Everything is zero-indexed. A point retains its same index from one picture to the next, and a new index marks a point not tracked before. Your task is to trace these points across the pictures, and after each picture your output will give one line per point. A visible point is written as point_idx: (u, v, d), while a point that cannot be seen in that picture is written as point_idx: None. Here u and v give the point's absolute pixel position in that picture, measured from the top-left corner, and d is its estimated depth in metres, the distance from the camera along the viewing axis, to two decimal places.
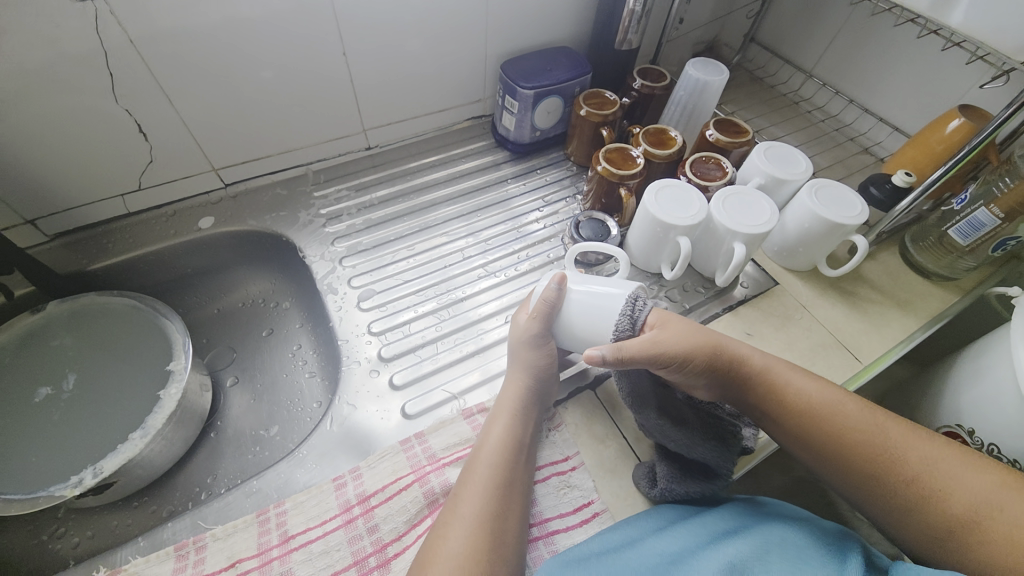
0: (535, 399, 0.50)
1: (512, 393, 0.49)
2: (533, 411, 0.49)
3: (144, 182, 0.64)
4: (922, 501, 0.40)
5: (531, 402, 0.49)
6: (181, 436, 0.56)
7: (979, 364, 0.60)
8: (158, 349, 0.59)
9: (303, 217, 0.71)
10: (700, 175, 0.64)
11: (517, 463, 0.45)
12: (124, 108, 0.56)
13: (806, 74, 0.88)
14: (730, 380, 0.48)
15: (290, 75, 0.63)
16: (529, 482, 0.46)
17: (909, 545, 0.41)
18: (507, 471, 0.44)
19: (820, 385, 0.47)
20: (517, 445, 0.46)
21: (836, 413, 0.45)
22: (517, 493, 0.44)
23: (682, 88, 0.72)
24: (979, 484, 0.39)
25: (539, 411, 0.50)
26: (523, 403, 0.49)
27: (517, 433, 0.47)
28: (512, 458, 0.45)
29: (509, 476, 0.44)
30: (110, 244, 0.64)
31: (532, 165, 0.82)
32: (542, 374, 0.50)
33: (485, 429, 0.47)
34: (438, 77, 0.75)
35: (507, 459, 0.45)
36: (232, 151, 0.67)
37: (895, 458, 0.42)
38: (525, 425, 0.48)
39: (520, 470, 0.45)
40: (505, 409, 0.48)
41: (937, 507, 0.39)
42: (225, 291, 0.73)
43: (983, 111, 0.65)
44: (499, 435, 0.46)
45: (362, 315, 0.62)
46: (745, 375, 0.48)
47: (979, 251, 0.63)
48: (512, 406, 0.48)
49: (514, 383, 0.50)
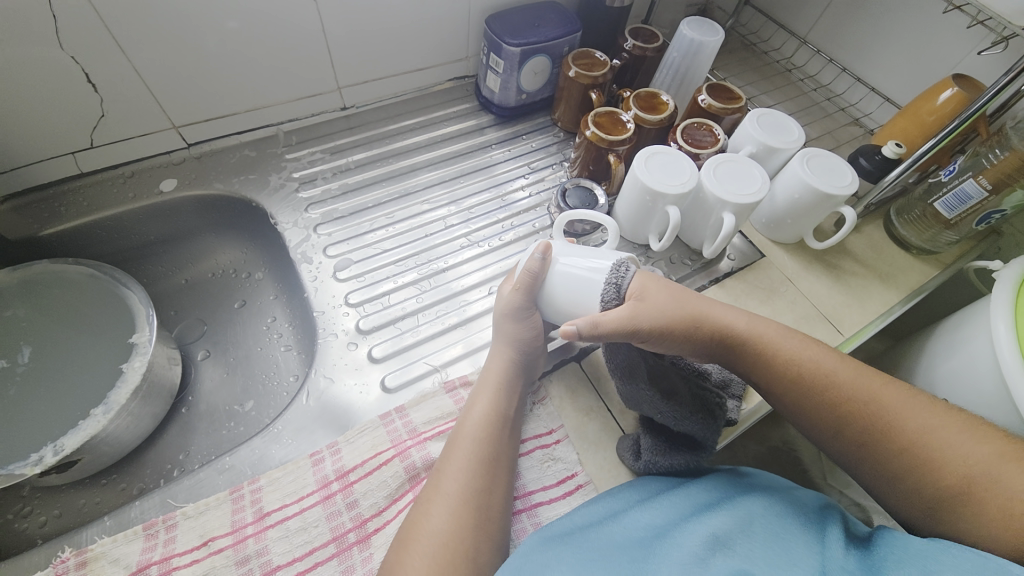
0: (519, 372, 0.49)
1: (498, 365, 0.48)
2: (517, 385, 0.48)
3: (96, 140, 0.59)
4: (915, 472, 0.40)
5: (515, 376, 0.49)
6: (150, 412, 0.53)
7: (956, 337, 0.61)
8: (121, 321, 0.55)
9: (275, 182, 0.67)
10: (691, 143, 0.62)
11: (501, 437, 0.44)
12: (70, 57, 0.50)
13: (800, 39, 0.85)
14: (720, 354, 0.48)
15: (257, 24, 0.58)
16: (513, 455, 0.45)
17: (898, 509, 0.42)
18: (491, 444, 0.43)
19: (820, 353, 0.46)
20: (501, 419, 0.45)
21: (834, 381, 0.44)
22: (502, 467, 0.43)
23: (675, 50, 0.68)
24: (977, 454, 0.39)
25: (524, 384, 0.50)
26: (506, 376, 0.48)
27: (501, 406, 0.46)
28: (497, 431, 0.44)
29: (494, 450, 0.43)
30: (62, 208, 0.59)
31: (518, 130, 0.78)
32: (526, 347, 0.49)
33: (469, 404, 0.46)
34: (419, 32, 0.70)
35: (492, 432, 0.44)
36: (193, 107, 0.62)
37: (889, 426, 0.42)
38: (509, 397, 0.47)
39: (505, 444, 0.45)
40: (489, 383, 0.47)
41: (929, 477, 0.39)
42: (193, 260, 0.69)
43: (976, 82, 0.64)
44: (483, 410, 0.45)
45: (339, 286, 0.59)
46: (742, 345, 0.47)
47: (963, 224, 0.63)
48: (496, 380, 0.47)
49: (498, 356, 0.49)
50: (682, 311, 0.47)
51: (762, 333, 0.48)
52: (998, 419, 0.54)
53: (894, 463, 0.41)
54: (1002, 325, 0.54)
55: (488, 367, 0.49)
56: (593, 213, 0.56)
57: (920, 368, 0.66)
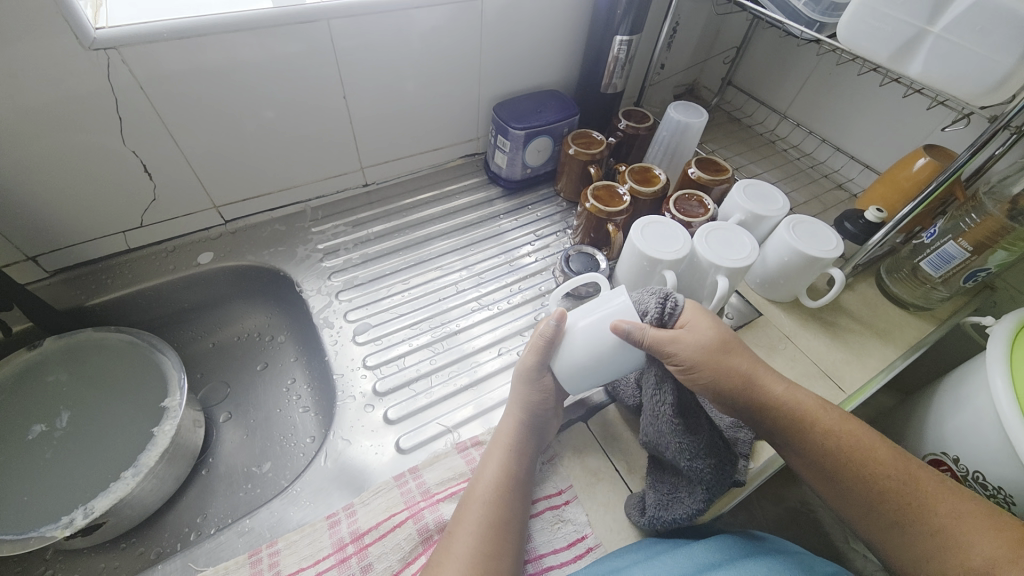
0: (531, 433, 0.50)
1: (508, 427, 0.50)
2: (530, 448, 0.49)
3: (146, 220, 0.65)
4: (942, 551, 0.40)
5: (528, 436, 0.50)
6: (173, 474, 0.55)
7: (962, 392, 0.62)
8: (155, 385, 0.59)
9: (301, 252, 0.73)
10: (683, 212, 0.67)
11: (512, 500, 0.45)
12: (131, 149, 0.58)
13: (781, 115, 0.93)
14: (756, 411, 0.48)
15: (292, 116, 0.66)
16: (525, 517, 0.46)
17: None
18: (501, 508, 0.44)
19: (852, 426, 0.46)
20: (513, 481, 0.46)
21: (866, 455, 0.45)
22: (513, 531, 0.44)
23: (665, 129, 0.76)
24: (1006, 545, 0.39)
25: (538, 445, 0.51)
26: (520, 439, 0.49)
27: (512, 469, 0.47)
28: (509, 493, 0.46)
29: (505, 513, 0.44)
30: (110, 280, 0.65)
31: (524, 200, 0.85)
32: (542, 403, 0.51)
33: (482, 465, 0.48)
34: (434, 118, 0.78)
35: (504, 495, 0.45)
36: (232, 189, 0.69)
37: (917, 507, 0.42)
38: (520, 460, 0.48)
39: (517, 506, 0.46)
40: (500, 446, 0.49)
41: (959, 560, 0.39)
42: (221, 325, 0.73)
43: (947, 151, 0.68)
44: (494, 472, 0.46)
45: (358, 349, 0.63)
46: (773, 407, 0.47)
47: (951, 282, 0.66)
48: (507, 442, 0.49)
49: (513, 418, 0.51)
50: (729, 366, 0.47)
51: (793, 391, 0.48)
52: (1011, 476, 0.54)
53: (917, 546, 0.41)
54: (1000, 380, 0.55)
55: (501, 432, 0.50)
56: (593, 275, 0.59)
57: (929, 424, 0.67)
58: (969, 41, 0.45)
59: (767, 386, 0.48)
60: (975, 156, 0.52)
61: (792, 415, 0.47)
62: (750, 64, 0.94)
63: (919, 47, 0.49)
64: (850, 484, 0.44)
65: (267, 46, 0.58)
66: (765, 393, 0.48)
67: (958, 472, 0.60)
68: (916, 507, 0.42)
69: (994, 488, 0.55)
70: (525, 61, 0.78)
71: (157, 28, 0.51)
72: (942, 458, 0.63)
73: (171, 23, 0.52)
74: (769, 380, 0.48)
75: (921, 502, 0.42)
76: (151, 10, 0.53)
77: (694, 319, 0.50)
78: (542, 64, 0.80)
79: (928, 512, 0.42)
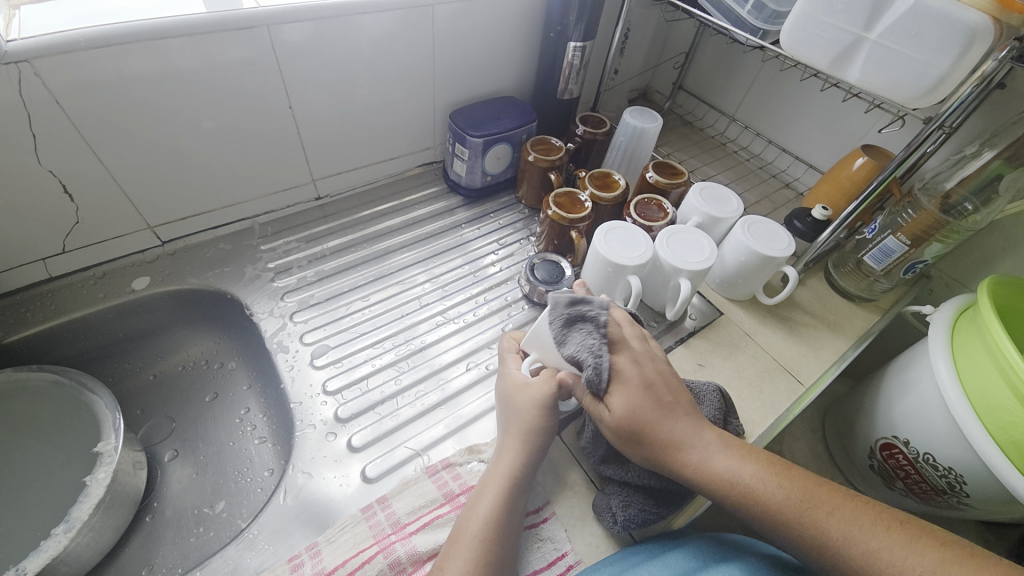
0: (531, 466, 0.47)
1: (509, 462, 0.47)
2: (527, 483, 0.47)
3: (69, 245, 0.59)
4: None
5: (528, 469, 0.47)
6: (113, 524, 0.50)
7: (909, 378, 0.65)
8: (86, 427, 0.53)
9: (250, 272, 0.68)
10: (644, 217, 0.68)
11: (507, 537, 0.43)
12: (48, 169, 0.52)
13: (729, 117, 0.97)
14: (668, 469, 0.44)
15: (232, 127, 0.62)
16: (516, 551, 0.44)
17: None
18: (495, 545, 0.42)
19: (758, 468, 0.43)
20: (508, 516, 0.44)
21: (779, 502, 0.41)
22: (503, 571, 0.41)
23: (621, 135, 0.76)
24: (929, 562, 0.36)
25: (535, 477, 0.48)
26: (520, 474, 0.46)
27: (508, 505, 0.44)
28: (504, 531, 0.43)
29: (498, 554, 0.42)
30: (30, 313, 0.59)
31: (485, 209, 0.83)
32: (545, 434, 0.48)
33: (474, 498, 0.45)
34: (389, 127, 0.76)
35: (499, 534, 0.42)
36: (169, 207, 0.64)
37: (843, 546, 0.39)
38: (517, 496, 0.45)
39: (509, 544, 0.43)
40: (497, 478, 0.46)
41: None
42: (164, 355, 0.68)
43: (883, 150, 0.73)
44: (489, 510, 0.43)
45: (316, 373, 0.59)
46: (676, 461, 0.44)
47: (892, 273, 0.70)
48: (504, 476, 0.46)
49: (513, 451, 0.47)
50: (634, 427, 0.45)
51: (703, 435, 0.45)
52: (957, 456, 0.57)
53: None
54: (943, 365, 0.59)
55: (498, 465, 0.47)
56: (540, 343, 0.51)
57: (880, 409, 0.70)
58: (905, 47, 0.48)
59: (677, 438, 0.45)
60: (912, 155, 0.55)
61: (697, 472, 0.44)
62: (699, 69, 0.97)
63: (857, 54, 0.52)
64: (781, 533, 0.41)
65: (203, 51, 0.54)
66: (669, 450, 0.44)
67: (910, 454, 0.64)
68: (840, 543, 0.39)
69: (945, 468, 0.59)
70: (480, 67, 0.77)
71: (76, 36, 0.46)
72: (893, 441, 0.68)
73: (93, 31, 0.47)
74: (684, 437, 0.45)
75: (842, 532, 0.39)
76: (69, 17, 0.48)
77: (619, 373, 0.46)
78: (496, 71, 0.80)
79: (850, 542, 0.38)
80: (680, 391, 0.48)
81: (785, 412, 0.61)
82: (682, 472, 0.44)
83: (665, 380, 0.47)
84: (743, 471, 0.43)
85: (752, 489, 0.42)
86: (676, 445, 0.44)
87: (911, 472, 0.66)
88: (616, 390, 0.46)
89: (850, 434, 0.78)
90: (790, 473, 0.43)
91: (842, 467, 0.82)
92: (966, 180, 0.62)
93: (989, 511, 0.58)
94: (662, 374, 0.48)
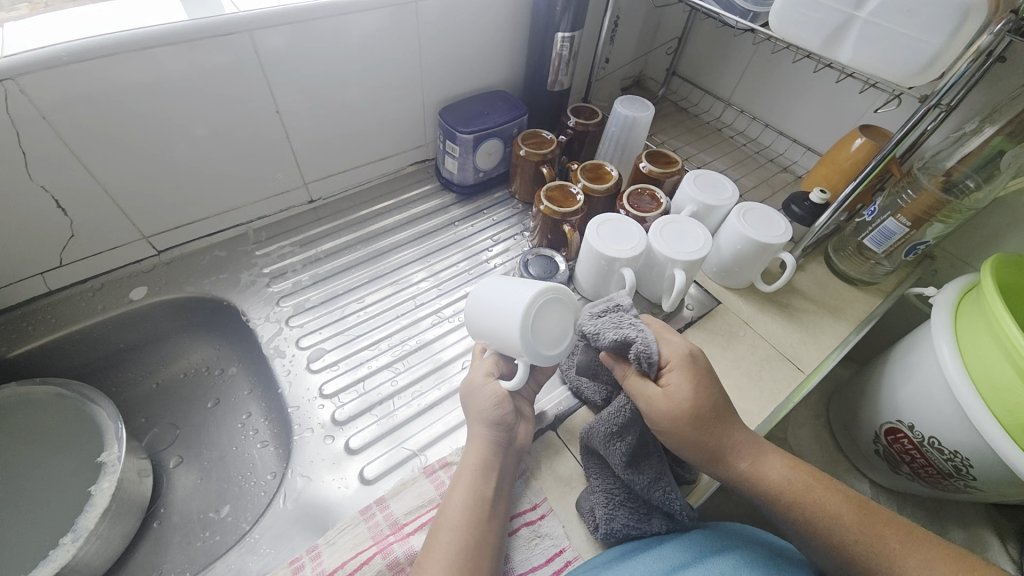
0: (500, 452, 0.48)
1: (476, 449, 0.47)
2: (498, 467, 0.47)
3: (67, 258, 0.60)
4: None
5: (496, 455, 0.48)
6: (121, 532, 0.51)
7: (912, 362, 0.64)
8: (91, 438, 0.54)
9: (245, 278, 0.69)
10: (636, 208, 0.67)
11: (485, 522, 0.43)
12: (40, 185, 0.53)
13: (725, 102, 0.95)
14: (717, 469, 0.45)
15: (224, 134, 0.62)
16: (501, 539, 0.44)
17: None
18: (473, 531, 0.42)
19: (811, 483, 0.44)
20: (483, 502, 0.44)
21: (831, 517, 0.42)
22: (487, 559, 0.42)
23: (613, 125, 0.75)
24: None
25: (509, 465, 0.48)
26: (489, 460, 0.47)
27: (480, 490, 0.45)
28: (481, 518, 0.43)
29: (477, 540, 0.42)
30: (31, 327, 0.60)
31: (479, 205, 0.83)
32: (505, 420, 0.49)
33: (451, 488, 0.46)
34: (379, 126, 0.75)
35: (476, 521, 0.43)
36: (163, 217, 0.64)
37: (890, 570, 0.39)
38: (489, 480, 0.46)
39: (488, 528, 0.43)
40: (469, 466, 0.46)
41: None
42: (165, 363, 0.69)
43: (882, 130, 0.71)
44: (461, 497, 0.44)
45: (313, 377, 0.60)
46: (728, 465, 0.44)
47: (894, 255, 0.69)
48: (474, 464, 0.46)
49: (478, 438, 0.48)
50: (688, 420, 0.43)
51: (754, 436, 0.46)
52: (962, 439, 0.56)
53: None
54: (946, 347, 0.58)
55: (468, 451, 0.48)
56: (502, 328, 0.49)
57: (883, 394, 0.70)
58: (898, 24, 0.47)
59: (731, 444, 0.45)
60: (911, 132, 0.54)
61: (749, 479, 0.44)
62: (692, 54, 0.96)
63: (849, 34, 0.50)
64: (828, 547, 0.41)
65: (191, 58, 0.54)
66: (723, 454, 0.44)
67: (915, 438, 0.64)
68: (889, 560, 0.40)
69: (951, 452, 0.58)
70: (468, 63, 0.76)
71: (58, 51, 0.47)
72: (897, 425, 0.67)
73: (75, 45, 0.47)
74: (740, 440, 0.45)
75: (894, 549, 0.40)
76: (54, 33, 0.49)
77: (671, 359, 0.45)
78: (485, 66, 0.79)
79: (901, 559, 0.39)
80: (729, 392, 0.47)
81: (785, 400, 0.60)
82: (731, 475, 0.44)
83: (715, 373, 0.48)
84: (793, 474, 0.44)
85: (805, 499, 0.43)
86: (730, 449, 0.44)
87: (916, 456, 0.65)
88: (678, 372, 0.44)
89: (854, 420, 0.77)
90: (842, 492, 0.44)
91: (848, 452, 0.81)
92: (968, 157, 0.61)
93: (998, 495, 0.58)
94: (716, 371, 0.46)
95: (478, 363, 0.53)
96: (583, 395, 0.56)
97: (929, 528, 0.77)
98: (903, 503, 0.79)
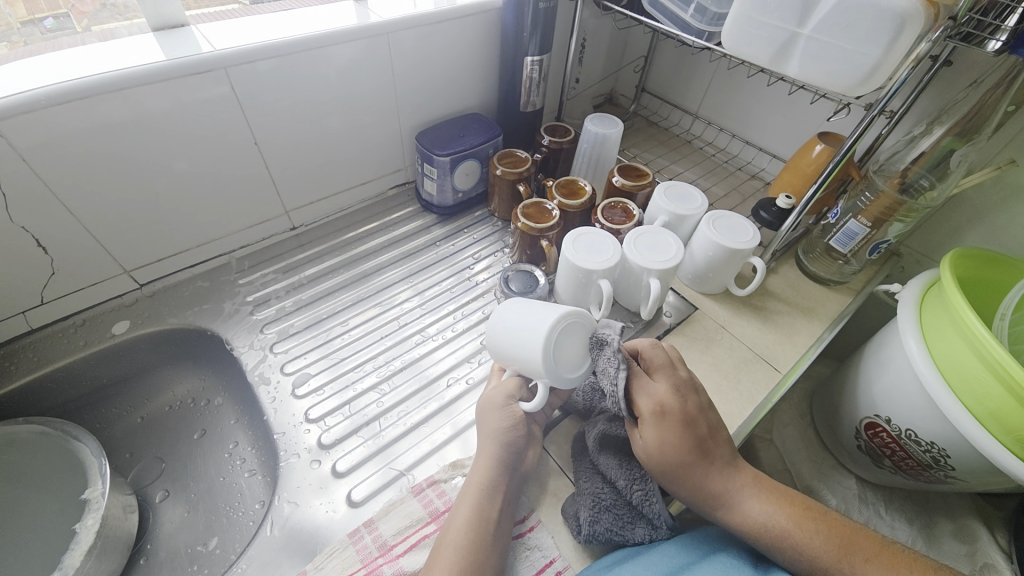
0: (504, 472, 0.48)
1: (481, 468, 0.48)
2: (505, 489, 0.47)
3: (47, 296, 0.60)
4: None
5: (501, 477, 0.48)
6: (107, 569, 0.50)
7: (884, 356, 0.67)
8: (74, 476, 0.54)
9: (228, 306, 0.69)
10: (610, 221, 0.69)
11: (487, 544, 0.44)
12: (20, 225, 0.53)
13: (692, 115, 0.99)
14: (699, 499, 0.46)
15: (205, 167, 0.63)
16: (503, 559, 0.44)
17: None
18: (474, 553, 0.43)
19: (785, 508, 0.45)
20: (486, 523, 0.45)
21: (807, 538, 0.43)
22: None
23: (585, 142, 0.78)
24: None
25: (515, 484, 0.49)
26: (496, 481, 0.47)
27: (484, 512, 0.45)
28: (484, 539, 0.44)
29: (479, 559, 0.43)
30: (13, 365, 0.59)
31: (459, 225, 0.85)
32: (511, 442, 0.49)
33: (454, 509, 0.46)
34: (359, 153, 0.77)
35: (477, 541, 0.43)
36: (144, 251, 0.65)
37: None
38: (494, 502, 0.46)
39: (490, 550, 0.44)
40: (473, 487, 0.47)
41: None
42: (149, 396, 0.68)
43: (837, 136, 0.75)
44: (465, 518, 0.45)
45: (298, 403, 0.60)
46: (708, 491, 0.46)
47: (859, 255, 0.72)
48: (478, 484, 0.47)
49: (484, 459, 0.48)
50: (669, 459, 0.45)
51: (736, 477, 0.47)
52: (935, 430, 0.58)
53: None
54: (913, 342, 0.60)
55: (474, 471, 0.48)
56: (518, 353, 0.51)
57: (859, 390, 0.71)
58: (838, 39, 0.50)
59: (709, 472, 0.46)
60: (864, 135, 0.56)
61: (727, 508, 0.45)
62: (658, 71, 1.00)
63: (794, 50, 0.54)
64: (807, 570, 0.42)
65: (173, 94, 0.55)
66: (703, 483, 0.46)
67: (893, 431, 0.66)
68: None
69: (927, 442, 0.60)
70: (442, 88, 0.79)
71: (35, 96, 0.48)
72: (875, 420, 0.68)
73: (54, 88, 0.49)
74: (719, 470, 0.47)
75: None
76: (33, 77, 0.50)
77: (652, 396, 0.47)
78: (459, 90, 0.82)
79: None
80: (710, 426, 0.48)
81: (764, 400, 0.62)
82: (713, 504, 0.46)
83: (705, 416, 0.48)
84: (774, 513, 0.45)
85: (783, 526, 0.44)
86: (711, 482, 0.46)
87: (896, 449, 0.67)
88: (648, 424, 0.46)
89: (836, 417, 0.78)
90: (821, 517, 0.45)
91: (833, 449, 0.82)
92: (921, 158, 0.64)
93: (976, 483, 0.59)
94: (699, 406, 0.48)
95: (500, 384, 0.54)
96: (570, 404, 0.57)
97: (917, 521, 0.78)
98: (891, 498, 0.80)
